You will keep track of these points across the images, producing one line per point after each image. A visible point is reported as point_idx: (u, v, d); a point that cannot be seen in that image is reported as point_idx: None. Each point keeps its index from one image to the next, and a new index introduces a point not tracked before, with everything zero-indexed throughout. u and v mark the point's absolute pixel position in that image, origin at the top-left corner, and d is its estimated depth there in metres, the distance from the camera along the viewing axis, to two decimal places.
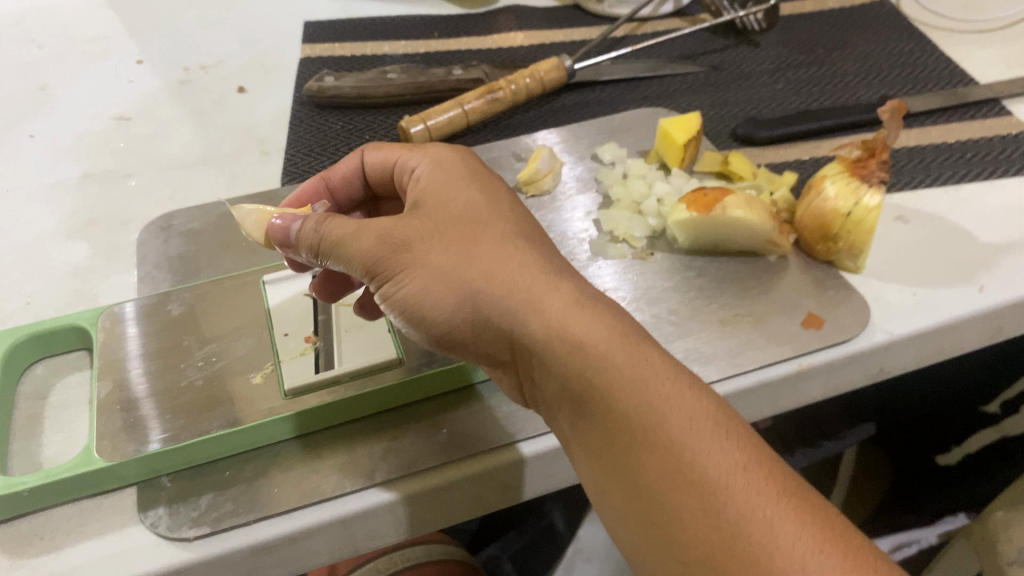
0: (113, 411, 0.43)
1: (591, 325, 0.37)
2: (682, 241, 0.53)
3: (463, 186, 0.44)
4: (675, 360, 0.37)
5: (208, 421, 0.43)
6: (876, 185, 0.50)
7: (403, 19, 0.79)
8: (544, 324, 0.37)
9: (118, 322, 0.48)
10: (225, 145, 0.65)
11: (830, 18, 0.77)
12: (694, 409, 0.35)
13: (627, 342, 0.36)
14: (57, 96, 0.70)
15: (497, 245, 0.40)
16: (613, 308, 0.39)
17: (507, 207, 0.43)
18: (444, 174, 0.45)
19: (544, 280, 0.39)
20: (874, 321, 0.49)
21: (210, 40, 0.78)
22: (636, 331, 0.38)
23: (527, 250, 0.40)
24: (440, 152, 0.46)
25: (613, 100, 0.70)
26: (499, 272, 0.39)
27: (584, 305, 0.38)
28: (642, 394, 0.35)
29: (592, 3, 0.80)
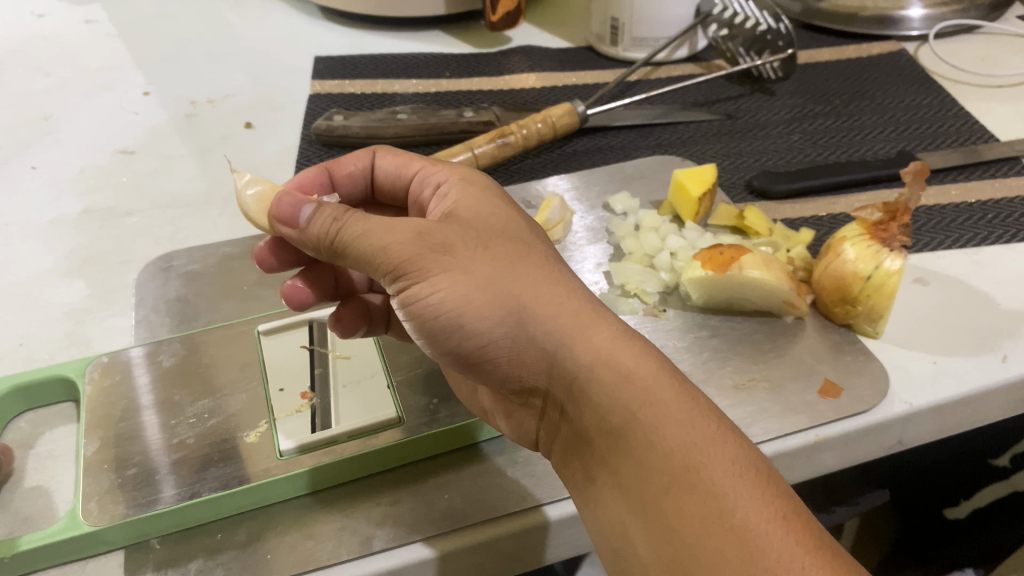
0: (104, 468, 0.42)
1: (638, 358, 0.36)
2: (696, 298, 0.52)
3: (500, 206, 0.42)
4: (716, 405, 0.36)
5: (202, 479, 0.41)
6: (898, 249, 0.49)
7: (415, 57, 0.78)
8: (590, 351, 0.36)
9: (109, 373, 0.46)
10: (229, 183, 0.64)
11: (848, 68, 0.76)
12: (739, 453, 0.34)
13: (673, 380, 0.36)
14: (61, 127, 0.69)
15: (539, 264, 0.38)
16: (653, 344, 0.38)
17: (543, 233, 0.42)
18: (481, 193, 0.42)
19: (589, 310, 0.37)
20: (893, 392, 0.47)
21: (218, 73, 0.77)
22: (681, 373, 0.37)
23: (569, 276, 0.39)
24: (469, 172, 0.45)
25: (626, 146, 0.68)
26: (544, 291, 0.37)
27: (631, 339, 0.37)
28: (690, 430, 0.34)
29: (607, 46, 0.79)
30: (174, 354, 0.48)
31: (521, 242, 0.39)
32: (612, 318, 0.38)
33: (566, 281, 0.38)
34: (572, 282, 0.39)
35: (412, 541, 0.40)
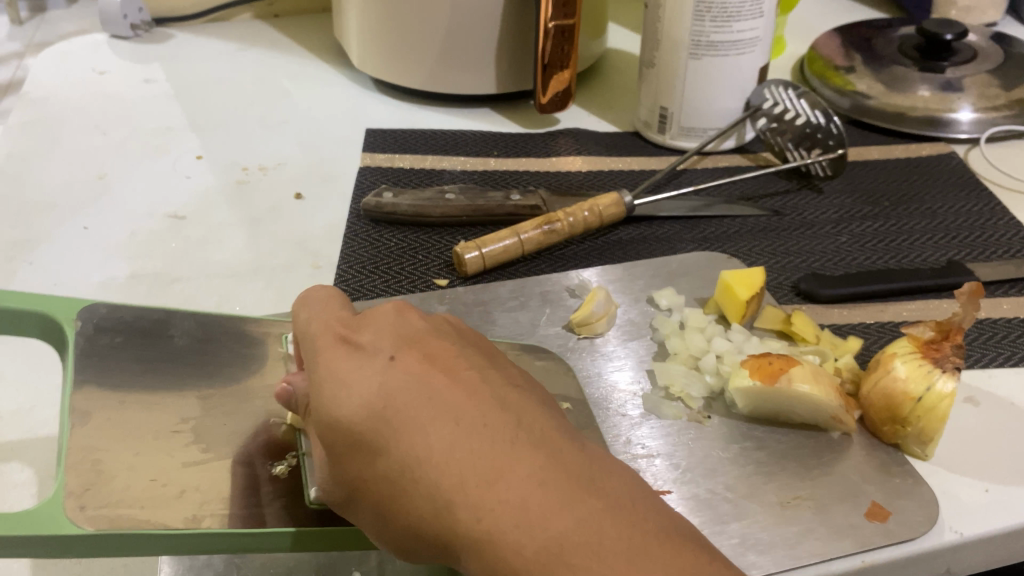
0: (94, 452, 0.37)
1: (504, 555, 0.32)
2: (742, 407, 0.51)
3: (340, 391, 0.37)
4: (603, 544, 0.32)
5: (222, 504, 0.37)
6: (950, 370, 0.48)
7: (464, 134, 0.80)
8: (482, 567, 0.33)
9: (101, 333, 0.42)
10: (276, 255, 0.64)
11: (895, 169, 0.76)
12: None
13: (546, 564, 0.32)
14: (114, 188, 0.70)
15: (394, 473, 0.35)
16: (516, 499, 0.33)
17: (383, 378, 0.37)
18: (323, 375, 0.38)
19: (447, 508, 0.34)
20: (943, 519, 0.46)
21: (269, 140, 0.78)
22: (543, 538, 0.32)
23: (418, 455, 0.35)
24: (318, 340, 0.40)
25: (671, 237, 0.68)
26: (416, 510, 0.35)
27: (487, 524, 0.33)
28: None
29: (653, 133, 0.80)
30: (184, 335, 0.45)
31: (370, 452, 0.36)
32: (463, 495, 0.34)
33: (422, 468, 0.35)
34: (428, 459, 0.35)
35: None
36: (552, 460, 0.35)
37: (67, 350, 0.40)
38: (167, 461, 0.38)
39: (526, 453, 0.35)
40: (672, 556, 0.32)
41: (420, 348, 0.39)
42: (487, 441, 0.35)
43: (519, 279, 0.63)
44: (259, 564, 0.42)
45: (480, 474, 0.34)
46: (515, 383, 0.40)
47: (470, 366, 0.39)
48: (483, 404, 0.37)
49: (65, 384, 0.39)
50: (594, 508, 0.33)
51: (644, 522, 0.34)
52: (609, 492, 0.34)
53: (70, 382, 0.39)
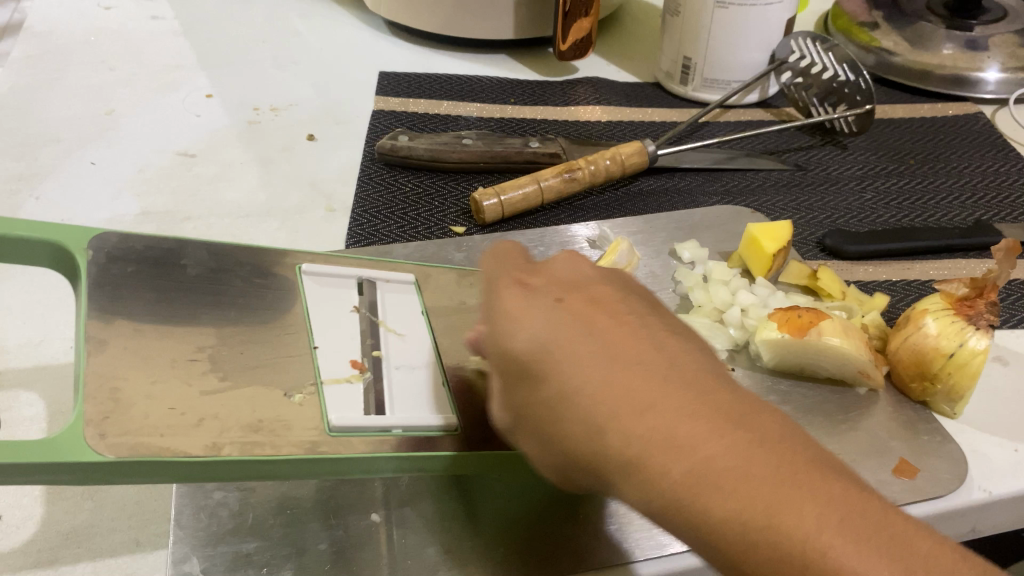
0: (112, 380, 0.31)
1: (656, 483, 0.29)
2: (767, 360, 0.50)
3: (542, 322, 0.33)
4: (753, 473, 0.28)
5: (244, 433, 0.32)
6: (984, 328, 0.46)
7: (481, 80, 0.78)
8: (638, 497, 0.29)
9: (114, 263, 0.36)
10: (290, 196, 0.63)
11: (921, 127, 0.75)
12: (803, 551, 0.26)
13: (693, 489, 0.28)
14: (123, 124, 0.68)
15: (553, 404, 0.31)
16: (661, 426, 0.29)
17: (542, 315, 0.33)
18: (506, 307, 0.34)
19: (613, 433, 0.29)
20: (972, 478, 0.45)
21: (282, 81, 0.76)
22: (670, 443, 0.28)
23: (578, 385, 0.31)
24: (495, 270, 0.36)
25: (693, 190, 0.67)
26: (567, 437, 0.31)
27: (638, 449, 0.29)
28: (735, 554, 0.27)
29: (675, 84, 0.78)
30: (197, 265, 0.39)
31: (521, 381, 0.32)
32: (633, 419, 0.29)
33: (573, 395, 0.31)
34: (579, 377, 0.31)
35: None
36: (712, 395, 0.30)
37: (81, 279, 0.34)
38: (184, 387, 0.32)
39: (688, 387, 0.31)
40: (823, 488, 0.28)
41: (584, 291, 0.35)
42: (636, 369, 0.31)
43: (538, 227, 0.61)
44: (275, 505, 0.41)
45: (623, 403, 0.30)
46: (681, 332, 0.35)
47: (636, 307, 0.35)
48: (651, 345, 0.32)
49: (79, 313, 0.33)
50: (750, 439, 0.29)
51: (808, 458, 0.29)
52: (776, 430, 0.30)
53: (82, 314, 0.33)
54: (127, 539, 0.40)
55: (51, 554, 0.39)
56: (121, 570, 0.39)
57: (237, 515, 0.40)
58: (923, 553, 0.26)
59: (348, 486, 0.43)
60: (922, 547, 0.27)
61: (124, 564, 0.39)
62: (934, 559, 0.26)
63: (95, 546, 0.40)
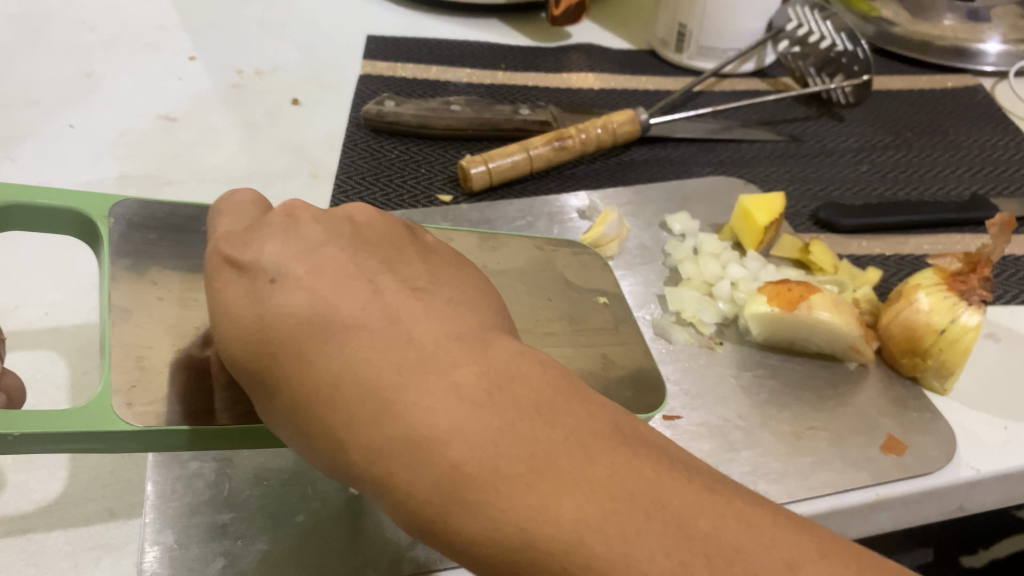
0: (136, 348, 0.32)
1: (408, 488, 0.25)
2: (756, 334, 0.49)
3: (298, 296, 0.29)
4: (503, 470, 0.24)
5: (261, 398, 0.33)
6: (977, 303, 0.45)
7: (472, 45, 0.76)
8: (394, 512, 0.26)
9: (135, 233, 0.36)
10: (274, 161, 0.61)
11: (921, 99, 0.73)
12: (562, 559, 0.23)
13: (453, 491, 0.24)
14: (103, 86, 0.67)
15: (305, 411, 0.27)
16: (405, 429, 0.25)
17: (311, 293, 0.29)
18: (245, 283, 0.29)
19: (369, 427, 0.26)
20: (960, 455, 0.44)
21: (267, 44, 0.74)
22: (432, 439, 0.25)
23: (324, 378, 0.27)
24: (230, 230, 0.31)
25: (686, 160, 0.66)
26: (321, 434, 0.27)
27: (383, 460, 0.25)
28: (504, 567, 0.24)
29: (669, 52, 0.76)
30: (215, 231, 0.39)
31: (265, 385, 0.28)
32: (394, 408, 0.26)
33: (341, 387, 0.27)
34: (338, 364, 0.27)
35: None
36: (454, 377, 0.27)
37: (105, 248, 0.34)
38: (204, 355, 0.33)
39: (451, 371, 0.27)
40: (581, 472, 0.24)
41: (319, 259, 0.30)
42: (388, 354, 0.27)
43: (527, 196, 0.60)
44: (251, 477, 0.40)
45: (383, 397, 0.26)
46: (425, 289, 0.31)
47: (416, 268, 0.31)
48: (380, 321, 0.28)
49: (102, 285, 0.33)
50: (500, 429, 0.25)
51: (561, 436, 0.25)
52: (529, 408, 0.26)
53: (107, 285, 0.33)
54: (102, 508, 0.39)
55: (23, 523, 0.38)
56: (98, 541, 0.38)
57: (214, 486, 0.40)
58: (702, 530, 0.24)
59: None
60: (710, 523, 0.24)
61: (98, 535, 0.38)
62: (717, 532, 0.24)
63: (70, 516, 0.39)
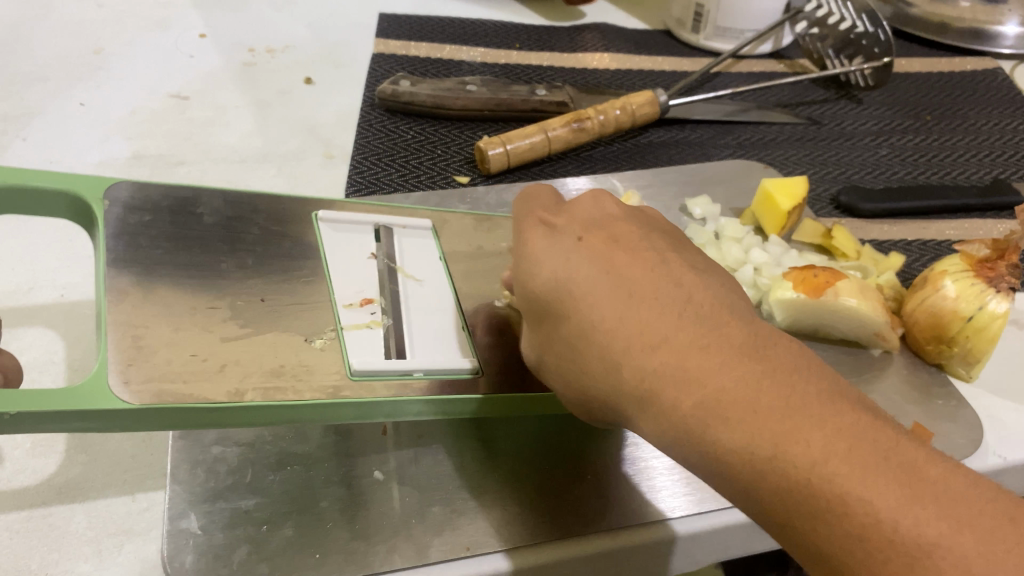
0: (132, 327, 0.30)
1: (669, 414, 0.26)
2: (781, 320, 0.49)
3: (557, 249, 0.31)
4: (760, 400, 0.25)
5: (266, 377, 0.31)
6: (1005, 290, 0.45)
7: (486, 24, 0.75)
8: (652, 430, 0.27)
9: (131, 212, 0.35)
10: (288, 141, 0.61)
11: (939, 82, 0.73)
12: (793, 476, 0.23)
13: (717, 418, 0.25)
14: (113, 63, 0.65)
15: (575, 339, 0.29)
16: (667, 365, 0.26)
17: (568, 253, 0.30)
18: (528, 236, 0.32)
19: (638, 358, 0.27)
20: (987, 443, 0.44)
21: (277, 22, 0.73)
22: (703, 372, 0.26)
23: (589, 319, 0.28)
24: (526, 202, 0.34)
25: (705, 143, 0.65)
26: (587, 367, 0.29)
27: (652, 390, 0.26)
28: (774, 507, 0.24)
29: (686, 32, 0.75)
30: (213, 212, 0.38)
31: (548, 321, 0.30)
32: (661, 344, 0.27)
33: (590, 326, 0.28)
34: (592, 300, 0.29)
35: (492, 551, 0.37)
36: (727, 327, 0.27)
37: (99, 228, 0.34)
38: (206, 334, 0.31)
39: (701, 322, 0.27)
40: (829, 410, 0.24)
41: (610, 226, 0.32)
42: (642, 301, 0.28)
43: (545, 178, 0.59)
44: (274, 461, 0.39)
45: (639, 336, 0.27)
46: (705, 270, 0.31)
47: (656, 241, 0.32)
48: (666, 277, 0.29)
49: (97, 261, 0.32)
50: (767, 368, 0.25)
51: (817, 386, 0.25)
52: (789, 360, 0.26)
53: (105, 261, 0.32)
54: (123, 495, 0.38)
55: (41, 507, 0.37)
56: (119, 527, 0.37)
57: (236, 472, 0.39)
58: (934, 475, 0.22)
59: (349, 438, 0.41)
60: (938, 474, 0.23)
61: (121, 521, 0.37)
62: (950, 481, 0.22)
63: (91, 500, 0.38)
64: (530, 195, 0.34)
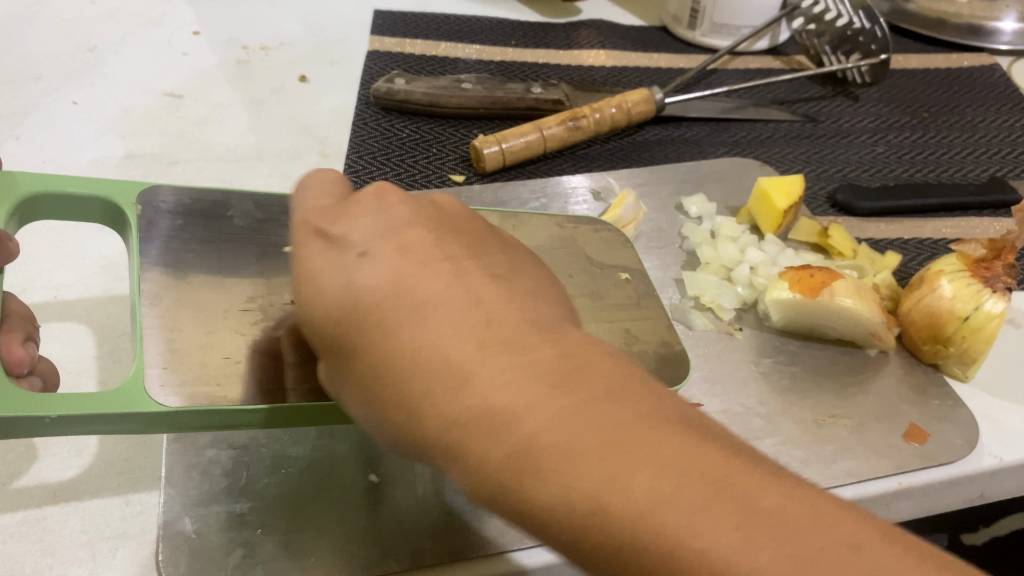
0: (168, 331, 0.31)
1: (476, 461, 0.24)
2: (776, 320, 0.49)
3: (372, 271, 0.28)
4: (578, 441, 0.22)
5: (302, 377, 0.32)
6: (1001, 290, 0.45)
7: (482, 20, 0.74)
8: (466, 480, 0.24)
9: (164, 216, 0.36)
10: (283, 140, 0.60)
11: (936, 78, 0.73)
12: (624, 524, 0.21)
13: (522, 457, 0.23)
14: (105, 61, 0.65)
15: (380, 381, 0.26)
16: (471, 398, 0.24)
17: (374, 274, 0.27)
18: (326, 255, 0.29)
19: (448, 389, 0.25)
20: (982, 443, 0.44)
21: (272, 19, 0.73)
22: (511, 398, 0.24)
23: (394, 351, 0.26)
24: (324, 208, 0.31)
25: (701, 140, 0.65)
26: (395, 404, 0.26)
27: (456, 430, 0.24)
28: (596, 551, 0.22)
29: (682, 29, 0.75)
30: (244, 216, 0.38)
31: (345, 353, 0.27)
32: (474, 373, 0.24)
33: (403, 355, 0.26)
34: (404, 327, 0.26)
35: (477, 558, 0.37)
36: (535, 352, 0.25)
37: (132, 232, 0.34)
38: (238, 338, 0.32)
39: (506, 344, 0.25)
40: (651, 440, 0.22)
41: (403, 235, 0.29)
42: (448, 326, 0.26)
43: (540, 177, 0.59)
44: (269, 463, 0.39)
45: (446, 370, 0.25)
46: (505, 276, 0.29)
47: (465, 248, 0.29)
48: (463, 301, 0.27)
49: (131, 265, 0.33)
50: (575, 402, 0.23)
51: (633, 411, 0.23)
52: (596, 382, 0.24)
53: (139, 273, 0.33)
54: (118, 498, 0.38)
55: (35, 510, 0.37)
56: (114, 530, 0.37)
57: (230, 474, 0.38)
58: (768, 508, 0.21)
59: (346, 441, 0.41)
60: (771, 502, 0.21)
61: (115, 524, 0.37)
62: (782, 510, 0.21)
63: (84, 503, 0.37)
64: (321, 201, 0.31)
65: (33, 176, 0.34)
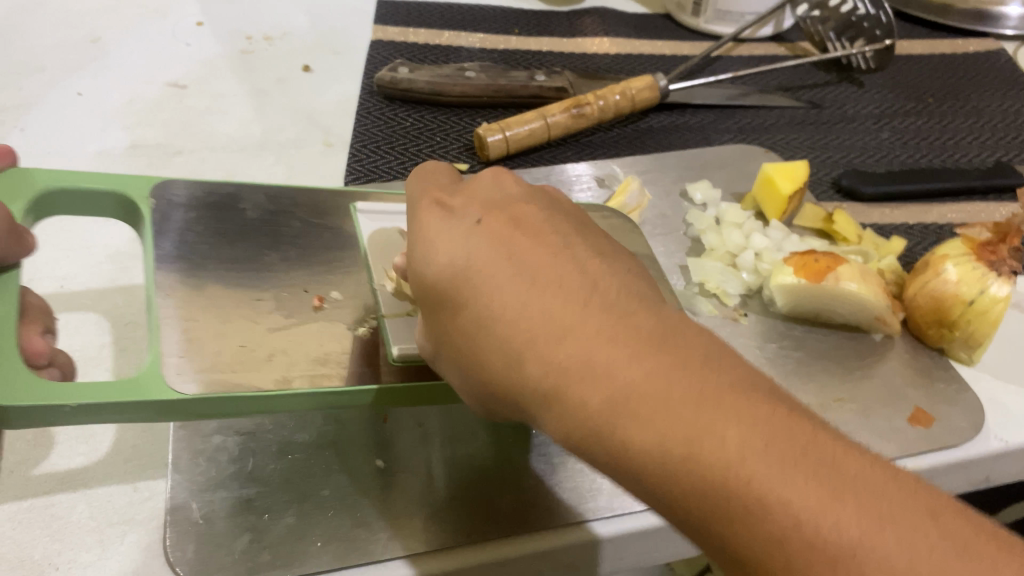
0: (173, 309, 0.31)
1: (573, 410, 0.25)
2: (782, 305, 0.49)
3: (463, 238, 0.29)
4: (671, 397, 0.23)
5: (306, 363, 0.32)
6: (1006, 274, 0.44)
7: (485, 9, 0.74)
8: (559, 427, 0.26)
9: (178, 211, 0.36)
10: (287, 130, 0.60)
11: (940, 64, 0.72)
12: (716, 477, 0.22)
13: (620, 412, 0.24)
14: (109, 52, 0.65)
15: (472, 335, 0.28)
16: (578, 355, 0.25)
17: (469, 239, 0.29)
18: (430, 221, 0.30)
19: (550, 348, 0.26)
20: (987, 427, 0.44)
21: (276, 9, 0.73)
22: (620, 359, 0.25)
23: (494, 311, 0.27)
24: (424, 184, 0.33)
25: (705, 127, 0.65)
26: (485, 363, 0.27)
27: (554, 382, 0.25)
28: (686, 508, 0.23)
29: (686, 15, 0.75)
30: (256, 209, 0.38)
31: (448, 310, 0.28)
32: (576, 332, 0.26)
33: (498, 316, 0.27)
34: (499, 289, 0.27)
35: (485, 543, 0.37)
36: (635, 315, 0.26)
37: (145, 224, 0.34)
38: (252, 327, 0.33)
39: (609, 310, 0.26)
40: (746, 404, 0.23)
41: (513, 210, 0.30)
42: (554, 292, 0.27)
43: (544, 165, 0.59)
44: (275, 450, 0.39)
45: (546, 328, 0.26)
46: (610, 253, 0.30)
47: (565, 227, 0.30)
48: (569, 269, 0.28)
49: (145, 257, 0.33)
50: (674, 362, 0.24)
51: (731, 378, 0.24)
52: (697, 349, 0.25)
53: (152, 259, 0.33)
54: (123, 485, 0.38)
55: (42, 497, 0.37)
56: (122, 517, 0.37)
57: (237, 460, 0.39)
58: (852, 472, 0.22)
59: (353, 426, 0.41)
60: (854, 469, 0.22)
61: (122, 510, 0.37)
62: (865, 476, 0.22)
63: (91, 489, 0.38)
64: (424, 179, 0.33)
65: (44, 171, 0.34)
